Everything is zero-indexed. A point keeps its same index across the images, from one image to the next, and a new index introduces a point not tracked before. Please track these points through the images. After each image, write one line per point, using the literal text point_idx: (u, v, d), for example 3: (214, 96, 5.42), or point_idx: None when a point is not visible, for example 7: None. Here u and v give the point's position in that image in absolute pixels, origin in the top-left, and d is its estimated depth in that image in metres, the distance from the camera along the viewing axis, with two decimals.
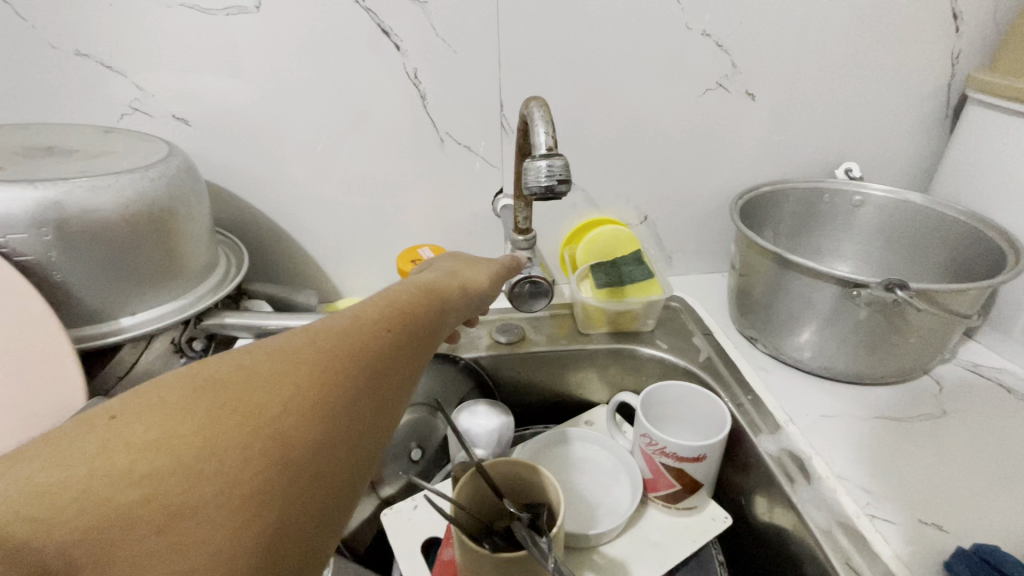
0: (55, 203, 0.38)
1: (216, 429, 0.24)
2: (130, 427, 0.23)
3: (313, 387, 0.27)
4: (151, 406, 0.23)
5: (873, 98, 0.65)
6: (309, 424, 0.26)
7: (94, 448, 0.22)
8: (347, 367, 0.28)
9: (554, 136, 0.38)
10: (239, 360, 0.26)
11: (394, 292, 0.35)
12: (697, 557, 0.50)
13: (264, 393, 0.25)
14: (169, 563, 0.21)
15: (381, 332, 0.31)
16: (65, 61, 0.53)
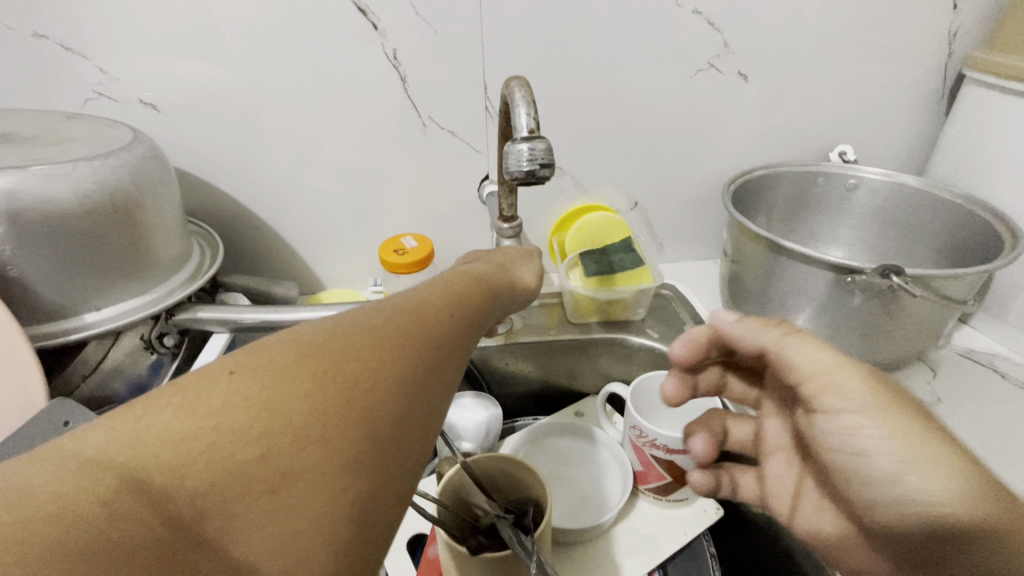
0: (7, 193, 0.36)
1: (320, 395, 0.23)
2: (245, 384, 0.22)
3: (403, 360, 0.26)
4: (263, 366, 0.23)
5: (868, 78, 0.64)
6: (401, 398, 0.25)
7: (213, 402, 0.21)
8: (427, 344, 0.28)
9: (536, 117, 0.36)
10: (333, 330, 0.26)
11: (455, 277, 0.35)
12: (689, 548, 0.49)
13: (360, 362, 0.25)
14: (283, 524, 0.20)
15: (451, 314, 0.30)
16: (21, 42, 0.50)
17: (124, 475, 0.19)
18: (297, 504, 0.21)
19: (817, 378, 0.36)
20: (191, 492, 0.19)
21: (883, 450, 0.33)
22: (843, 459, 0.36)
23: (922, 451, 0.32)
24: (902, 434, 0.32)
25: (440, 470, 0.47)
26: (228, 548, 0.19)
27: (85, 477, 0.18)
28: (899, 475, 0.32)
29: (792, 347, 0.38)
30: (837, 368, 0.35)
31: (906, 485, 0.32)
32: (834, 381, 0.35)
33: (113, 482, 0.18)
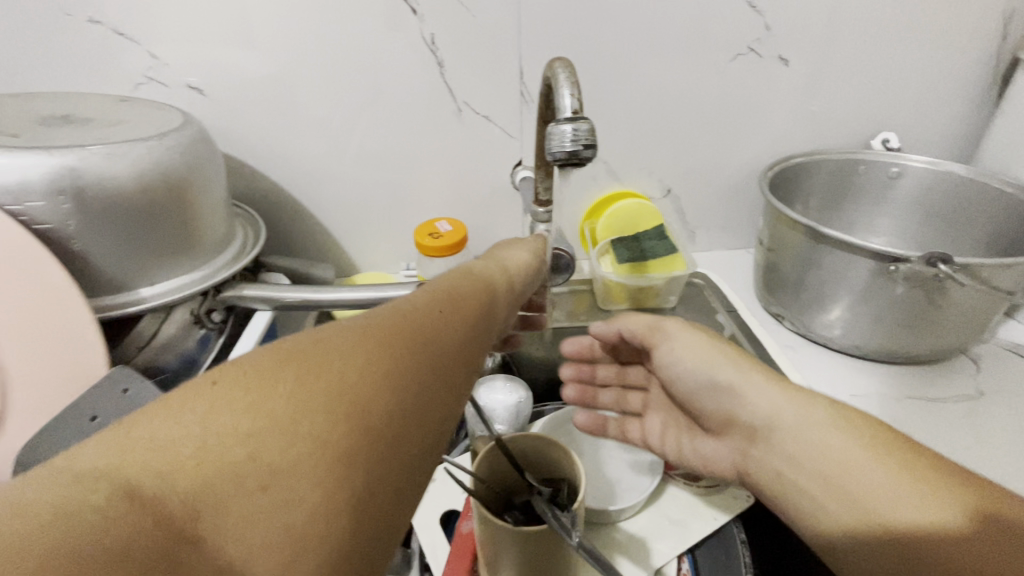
0: (73, 170, 0.38)
1: (304, 394, 0.23)
2: (233, 391, 0.23)
3: (387, 359, 0.26)
4: (247, 371, 0.24)
5: (916, 62, 0.62)
6: (386, 395, 0.25)
7: (203, 406, 0.22)
8: (410, 342, 0.28)
9: (579, 99, 0.36)
10: (316, 335, 0.26)
11: (439, 278, 0.35)
12: (719, 534, 0.48)
13: (342, 363, 0.25)
14: (273, 521, 0.20)
15: (433, 313, 0.31)
16: (78, 28, 0.52)
17: (118, 481, 0.19)
18: (287, 501, 0.21)
19: (647, 331, 0.51)
20: (183, 493, 0.20)
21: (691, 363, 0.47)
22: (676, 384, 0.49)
23: (712, 354, 0.46)
24: (703, 345, 0.47)
25: (475, 448, 0.48)
26: (218, 546, 0.19)
27: (87, 483, 0.19)
28: (709, 374, 0.46)
29: (626, 320, 0.52)
30: (657, 322, 0.50)
31: (719, 382, 0.45)
32: (658, 326, 0.50)
33: (111, 488, 0.19)
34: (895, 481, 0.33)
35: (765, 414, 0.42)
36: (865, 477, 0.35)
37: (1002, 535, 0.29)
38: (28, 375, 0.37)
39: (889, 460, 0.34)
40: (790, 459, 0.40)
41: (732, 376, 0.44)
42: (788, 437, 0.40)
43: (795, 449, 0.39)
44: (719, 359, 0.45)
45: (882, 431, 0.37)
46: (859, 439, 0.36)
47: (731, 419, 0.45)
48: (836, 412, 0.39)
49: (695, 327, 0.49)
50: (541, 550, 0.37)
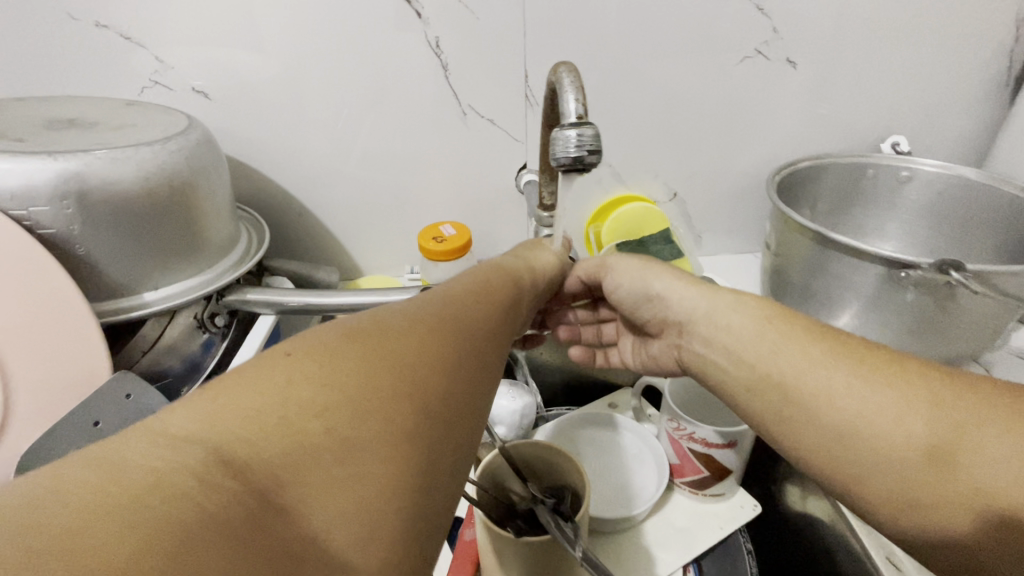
0: (75, 175, 0.38)
1: (371, 369, 0.24)
2: (304, 366, 0.23)
3: (442, 340, 0.27)
4: (316, 348, 0.24)
5: (926, 65, 0.61)
6: (445, 374, 0.25)
7: (278, 380, 0.22)
8: (460, 327, 0.28)
9: (584, 103, 0.36)
10: (375, 317, 0.27)
11: (480, 270, 0.35)
12: (725, 544, 0.48)
13: (403, 341, 0.25)
14: (349, 492, 0.20)
15: (479, 303, 0.31)
16: (84, 32, 0.52)
17: (210, 448, 0.19)
18: (363, 473, 0.21)
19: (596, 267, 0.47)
20: (269, 463, 0.20)
21: (644, 291, 0.44)
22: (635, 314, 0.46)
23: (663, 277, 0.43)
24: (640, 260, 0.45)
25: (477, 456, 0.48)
26: (304, 516, 0.19)
27: (174, 450, 0.19)
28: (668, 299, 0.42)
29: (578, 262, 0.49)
30: (606, 256, 0.47)
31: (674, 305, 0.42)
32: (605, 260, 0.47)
33: (201, 456, 0.19)
34: (856, 381, 0.31)
35: (686, 309, 0.41)
36: (812, 372, 0.33)
37: (947, 430, 0.29)
38: (32, 382, 0.37)
39: (845, 360, 0.32)
40: (714, 350, 0.38)
41: (668, 280, 0.42)
42: (703, 324, 0.39)
43: (723, 341, 0.38)
44: (674, 282, 0.42)
45: (819, 331, 0.35)
46: (809, 343, 0.34)
47: (662, 321, 0.43)
48: (768, 311, 0.37)
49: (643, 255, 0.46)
50: (545, 560, 0.36)
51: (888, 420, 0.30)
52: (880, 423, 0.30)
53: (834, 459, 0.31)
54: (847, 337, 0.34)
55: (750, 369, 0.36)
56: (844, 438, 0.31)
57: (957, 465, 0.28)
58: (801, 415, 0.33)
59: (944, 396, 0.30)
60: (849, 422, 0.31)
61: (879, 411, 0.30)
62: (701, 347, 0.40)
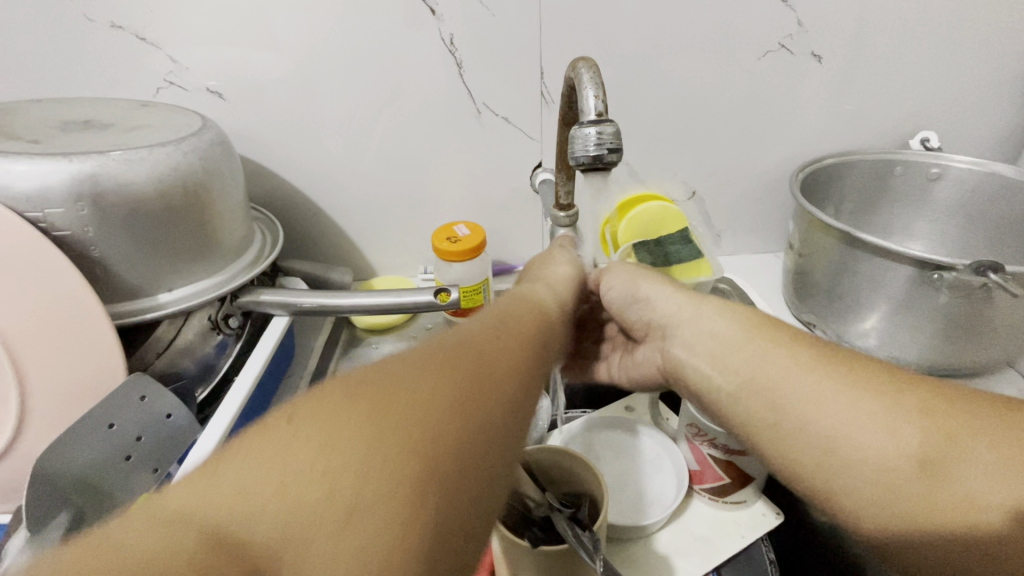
0: (91, 177, 0.37)
1: (375, 429, 0.23)
2: (307, 426, 0.22)
3: (453, 387, 0.25)
4: (319, 405, 0.23)
5: (958, 57, 0.58)
6: (457, 428, 0.24)
7: (285, 444, 0.22)
8: (476, 370, 0.27)
9: (604, 100, 0.35)
10: (384, 365, 0.26)
11: (500, 303, 0.34)
12: (747, 553, 0.47)
13: (410, 393, 0.24)
14: (350, 564, 0.20)
15: (495, 339, 0.30)
16: (100, 33, 0.52)
17: (209, 523, 0.19)
18: (363, 547, 0.20)
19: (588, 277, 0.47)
20: (265, 538, 0.19)
21: (633, 299, 0.42)
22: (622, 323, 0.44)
23: (653, 286, 0.41)
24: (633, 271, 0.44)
25: None
26: None
27: (173, 527, 0.19)
28: (656, 307, 0.41)
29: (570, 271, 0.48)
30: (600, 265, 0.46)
31: (662, 312, 0.40)
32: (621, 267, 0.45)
33: (198, 532, 0.19)
34: (847, 393, 0.30)
35: (670, 311, 0.39)
36: (802, 387, 0.31)
37: (933, 447, 0.28)
38: (48, 385, 0.37)
39: (837, 372, 0.31)
40: (696, 356, 0.37)
41: (657, 293, 0.41)
42: (687, 328, 0.38)
43: (705, 347, 0.36)
44: (665, 290, 0.41)
45: (814, 344, 0.33)
46: (800, 355, 0.33)
47: (648, 326, 0.41)
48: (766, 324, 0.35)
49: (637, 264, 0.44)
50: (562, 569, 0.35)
51: (876, 437, 0.29)
52: (866, 441, 0.29)
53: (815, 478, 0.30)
54: (838, 347, 0.33)
55: (742, 384, 0.34)
56: (828, 453, 0.29)
57: (946, 482, 0.27)
58: (788, 428, 0.31)
59: (934, 405, 0.29)
60: (837, 441, 0.29)
61: (867, 427, 0.29)
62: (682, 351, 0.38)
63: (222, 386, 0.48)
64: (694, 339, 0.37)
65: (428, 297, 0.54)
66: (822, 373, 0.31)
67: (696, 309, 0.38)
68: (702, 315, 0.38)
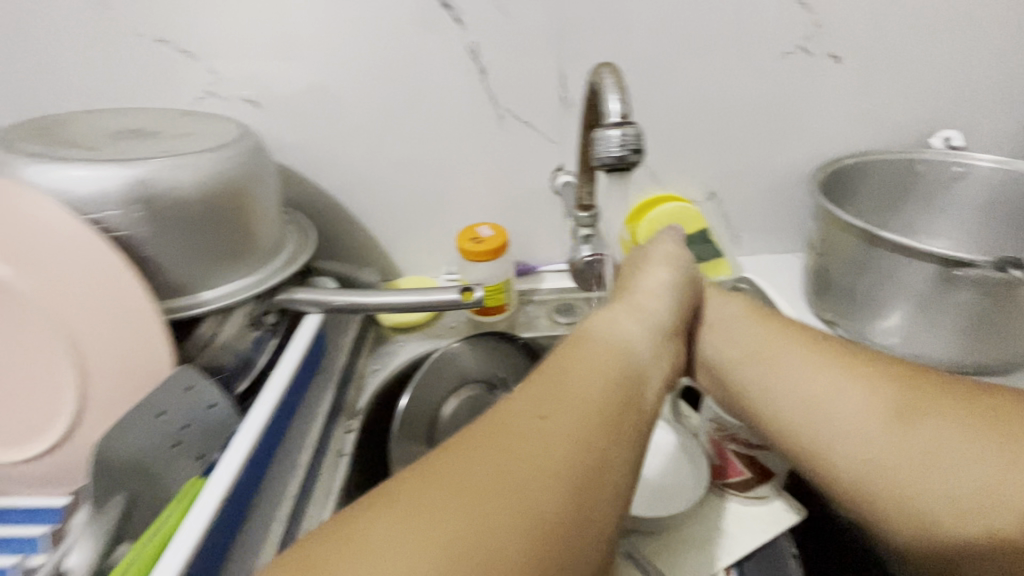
0: (145, 181, 0.40)
1: (403, 568, 0.21)
2: (336, 565, 0.21)
3: (494, 510, 0.23)
4: (351, 540, 0.22)
5: (979, 56, 0.59)
6: (498, 561, 0.21)
7: (372, 540, 0.22)
8: (521, 479, 0.24)
9: (625, 103, 0.36)
10: (419, 481, 0.24)
11: (555, 365, 0.30)
12: (768, 549, 0.47)
13: (443, 520, 0.22)
14: None
15: (545, 426, 0.26)
16: (146, 48, 0.55)
17: None
18: None
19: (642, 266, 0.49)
20: None
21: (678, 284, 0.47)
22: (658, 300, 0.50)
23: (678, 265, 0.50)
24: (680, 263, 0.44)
25: None
26: None
27: None
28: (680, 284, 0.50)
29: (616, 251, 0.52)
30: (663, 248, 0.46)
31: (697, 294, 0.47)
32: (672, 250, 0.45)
33: None
34: (836, 380, 0.40)
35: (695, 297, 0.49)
36: (795, 378, 0.42)
37: (897, 425, 0.37)
38: (107, 376, 0.40)
39: (832, 364, 0.41)
40: (712, 337, 0.48)
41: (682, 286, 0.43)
42: (709, 313, 0.49)
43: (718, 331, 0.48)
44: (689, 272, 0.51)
45: (811, 341, 0.44)
46: (798, 352, 0.43)
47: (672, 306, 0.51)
48: (773, 323, 0.46)
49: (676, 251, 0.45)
50: None
51: (854, 417, 0.38)
52: (850, 423, 0.38)
53: (816, 459, 0.39)
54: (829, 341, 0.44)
55: (753, 378, 0.44)
56: (817, 424, 0.40)
57: (911, 443, 0.36)
58: (790, 412, 0.41)
59: (910, 392, 0.38)
60: (829, 425, 0.39)
61: (847, 404, 0.39)
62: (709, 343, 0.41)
63: (258, 379, 0.50)
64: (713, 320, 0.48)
65: (453, 295, 0.55)
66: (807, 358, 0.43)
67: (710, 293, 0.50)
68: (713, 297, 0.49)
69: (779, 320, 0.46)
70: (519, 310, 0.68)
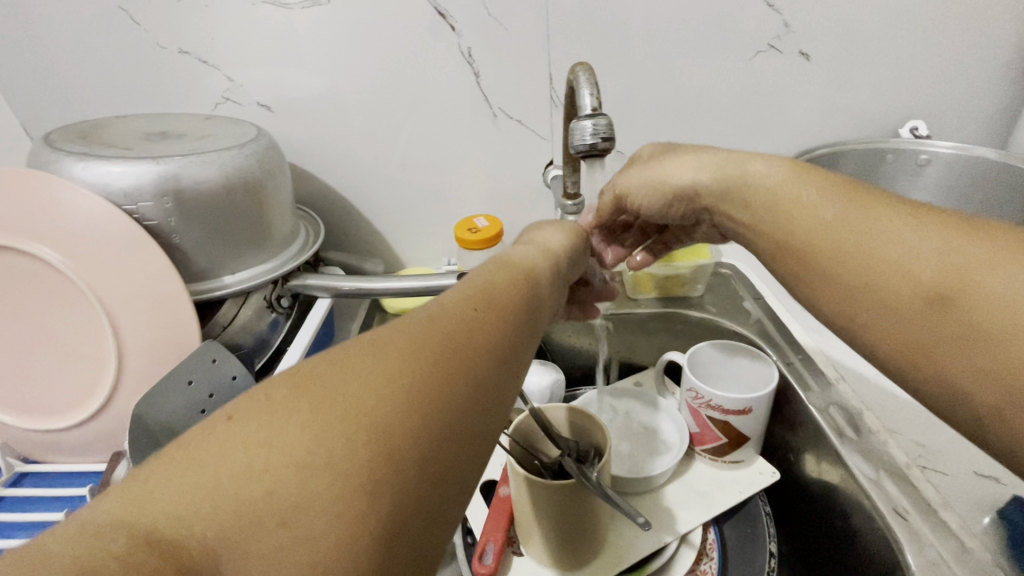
0: (173, 176, 0.45)
1: (318, 425, 0.22)
2: (246, 428, 0.22)
3: (412, 372, 0.25)
4: (261, 407, 0.22)
5: (941, 50, 0.63)
6: (412, 416, 0.23)
7: (326, 369, 0.24)
8: (441, 351, 0.26)
9: (599, 97, 0.41)
10: (337, 354, 0.25)
11: (480, 272, 0.33)
12: (745, 509, 0.52)
13: (362, 381, 0.24)
14: (298, 556, 0.20)
15: (469, 312, 0.28)
16: (170, 58, 0.61)
17: (137, 530, 0.19)
18: (310, 541, 0.20)
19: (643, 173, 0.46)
20: (202, 540, 0.19)
21: (682, 175, 0.44)
22: (653, 199, 0.46)
23: (667, 159, 0.46)
24: (690, 157, 0.44)
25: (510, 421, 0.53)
26: None
27: (98, 538, 0.18)
28: (670, 173, 0.44)
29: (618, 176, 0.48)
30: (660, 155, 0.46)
31: (683, 175, 0.44)
32: (665, 151, 0.47)
33: (126, 541, 0.18)
34: (898, 226, 0.34)
35: (693, 177, 0.43)
36: (826, 220, 0.36)
37: (953, 270, 0.31)
38: (141, 349, 0.45)
39: (873, 213, 0.35)
40: (750, 212, 0.41)
41: (700, 175, 0.43)
42: (738, 185, 0.41)
43: (761, 199, 0.40)
44: (694, 160, 0.44)
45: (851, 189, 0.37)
46: (847, 201, 0.36)
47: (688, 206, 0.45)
48: (820, 176, 0.38)
49: (673, 152, 0.46)
50: (570, 503, 0.41)
51: (911, 247, 0.32)
52: (897, 258, 0.33)
53: (852, 300, 0.34)
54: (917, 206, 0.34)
55: (768, 228, 0.39)
56: (878, 277, 0.33)
57: (960, 309, 0.30)
58: (819, 255, 0.36)
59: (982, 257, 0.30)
60: (869, 262, 0.34)
61: (906, 250, 0.32)
62: (742, 214, 0.41)
63: (274, 357, 0.55)
64: (719, 191, 0.42)
65: (451, 281, 0.60)
66: (895, 235, 0.33)
67: (719, 171, 0.42)
68: (734, 171, 0.42)
69: (824, 176, 0.38)
70: None
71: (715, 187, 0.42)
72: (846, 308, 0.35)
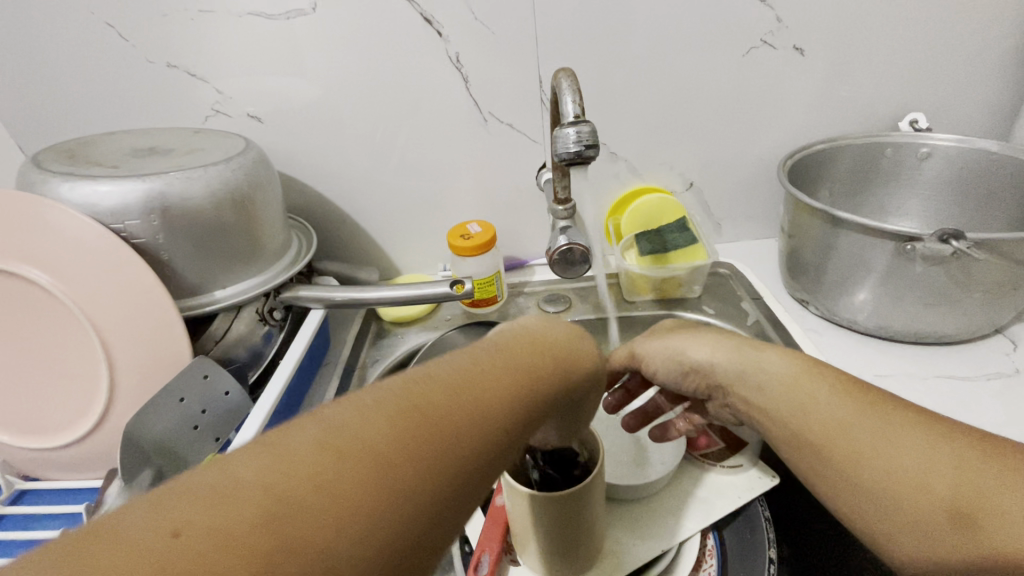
0: (159, 193, 0.45)
1: (328, 473, 0.23)
2: (261, 468, 0.22)
3: (426, 433, 0.26)
4: (280, 450, 0.23)
5: (940, 40, 0.61)
6: (417, 474, 0.24)
7: (346, 419, 0.25)
8: (456, 415, 0.27)
9: (582, 104, 0.40)
10: (358, 405, 0.26)
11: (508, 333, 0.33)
12: (744, 514, 0.51)
13: (378, 436, 0.25)
14: None
15: (491, 378, 0.29)
16: (159, 72, 0.61)
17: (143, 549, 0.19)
18: None
19: (659, 343, 0.46)
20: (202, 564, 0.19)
21: (697, 353, 0.43)
22: (667, 374, 0.45)
23: (681, 334, 0.45)
24: (707, 335, 0.44)
25: None
26: None
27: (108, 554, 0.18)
28: (685, 349, 0.44)
29: (637, 341, 0.48)
30: (675, 326, 0.46)
31: (696, 355, 0.43)
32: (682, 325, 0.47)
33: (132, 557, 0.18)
34: (902, 435, 0.33)
35: (709, 360, 0.43)
36: (837, 413, 0.36)
37: (969, 491, 0.30)
38: (131, 366, 0.45)
39: (870, 416, 0.35)
40: (771, 402, 0.39)
41: (718, 355, 0.42)
42: (754, 375, 0.40)
43: (777, 393, 0.39)
44: (708, 343, 0.43)
45: (856, 388, 0.37)
46: (853, 401, 0.36)
47: (707, 386, 0.44)
48: (831, 375, 0.38)
49: (687, 327, 0.46)
50: (564, 514, 0.40)
51: (919, 461, 0.32)
52: (908, 473, 0.32)
53: (861, 492, 0.34)
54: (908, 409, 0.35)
55: (786, 424, 0.38)
56: (890, 490, 0.33)
57: (978, 531, 0.30)
58: (832, 451, 0.35)
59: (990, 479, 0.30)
60: (881, 470, 0.33)
61: (913, 461, 0.32)
62: (753, 394, 0.40)
63: (267, 370, 0.55)
64: (734, 375, 0.41)
65: (445, 288, 0.60)
66: (896, 441, 0.33)
67: (730, 356, 0.42)
68: (744, 355, 0.41)
69: (842, 375, 0.38)
70: (511, 300, 0.72)
71: (729, 370, 0.42)
72: (860, 514, 0.34)
